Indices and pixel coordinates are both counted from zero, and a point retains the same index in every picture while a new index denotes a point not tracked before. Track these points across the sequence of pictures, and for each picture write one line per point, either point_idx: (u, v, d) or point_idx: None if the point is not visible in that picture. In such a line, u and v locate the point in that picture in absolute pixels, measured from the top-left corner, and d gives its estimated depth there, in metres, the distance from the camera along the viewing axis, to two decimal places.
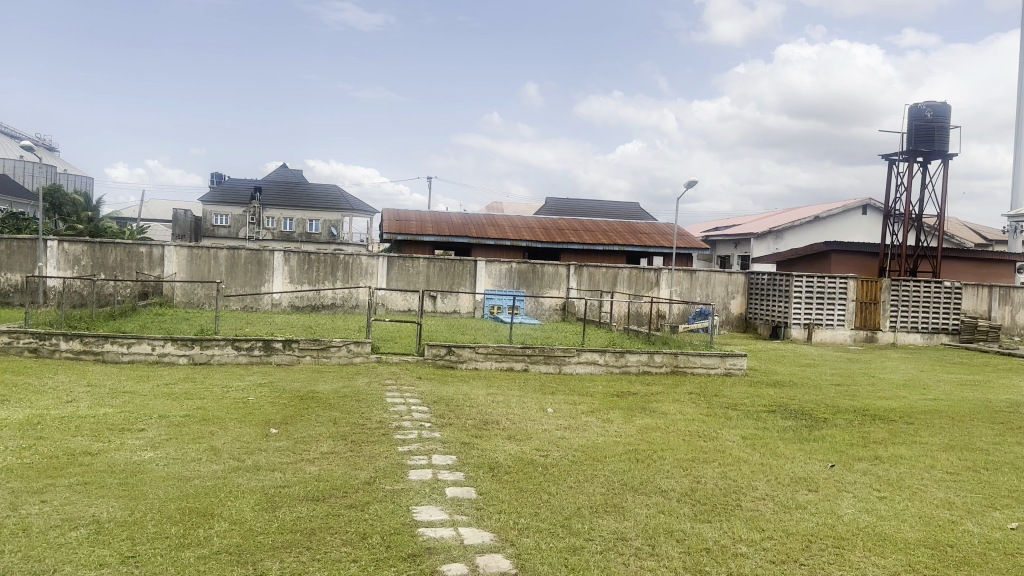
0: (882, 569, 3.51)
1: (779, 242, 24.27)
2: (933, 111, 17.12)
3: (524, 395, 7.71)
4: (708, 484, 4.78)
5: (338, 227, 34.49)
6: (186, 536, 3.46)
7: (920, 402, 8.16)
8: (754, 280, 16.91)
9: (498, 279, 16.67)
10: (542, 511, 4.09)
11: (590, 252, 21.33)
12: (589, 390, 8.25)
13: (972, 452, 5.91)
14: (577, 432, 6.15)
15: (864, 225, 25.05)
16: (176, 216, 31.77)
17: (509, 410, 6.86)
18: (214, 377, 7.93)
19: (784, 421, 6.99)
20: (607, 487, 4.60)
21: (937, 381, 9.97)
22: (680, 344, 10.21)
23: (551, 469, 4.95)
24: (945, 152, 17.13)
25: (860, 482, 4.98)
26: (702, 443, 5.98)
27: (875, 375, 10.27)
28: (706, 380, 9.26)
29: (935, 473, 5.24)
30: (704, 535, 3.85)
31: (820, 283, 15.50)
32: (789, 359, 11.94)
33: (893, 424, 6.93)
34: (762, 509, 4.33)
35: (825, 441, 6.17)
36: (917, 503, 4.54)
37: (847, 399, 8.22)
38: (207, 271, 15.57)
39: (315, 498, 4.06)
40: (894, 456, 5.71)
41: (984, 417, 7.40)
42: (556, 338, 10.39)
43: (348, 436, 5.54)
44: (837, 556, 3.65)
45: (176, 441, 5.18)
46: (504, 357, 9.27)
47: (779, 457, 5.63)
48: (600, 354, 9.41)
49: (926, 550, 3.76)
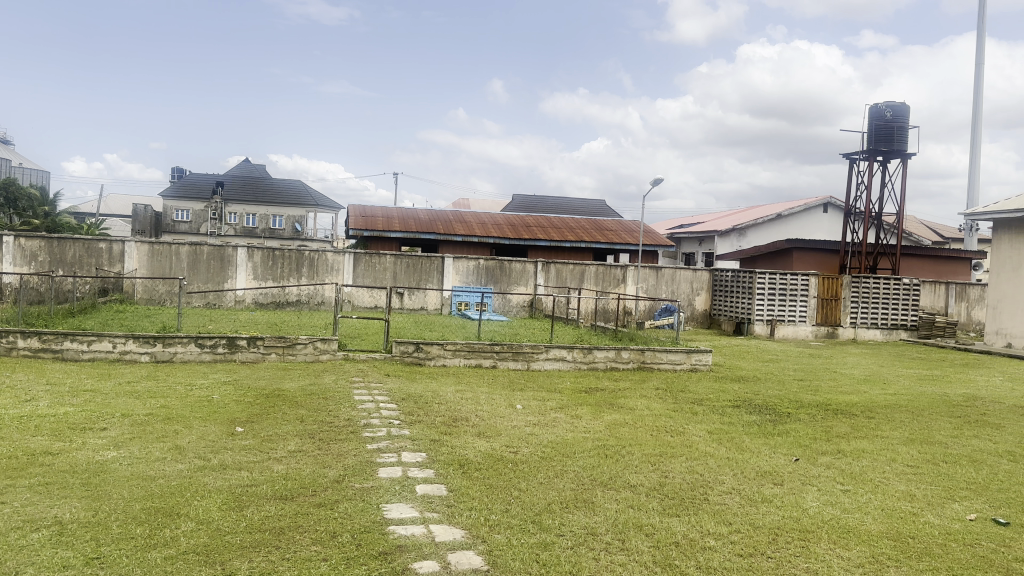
0: (847, 561, 3.58)
1: (743, 239, 24.60)
2: (892, 111, 17.48)
3: (493, 392, 7.71)
4: (677, 479, 4.83)
5: (302, 222, 34.26)
6: (152, 536, 3.39)
7: (881, 397, 8.33)
8: (719, 277, 17.12)
9: (466, 276, 16.63)
10: (513, 507, 4.09)
11: (557, 248, 21.40)
12: (557, 386, 8.28)
13: (931, 446, 6.05)
14: (546, 428, 6.16)
15: (825, 223, 25.52)
16: (136, 211, 31.14)
17: (477, 407, 6.86)
18: (178, 375, 7.80)
19: (749, 416, 7.08)
20: (576, 483, 4.61)
21: (896, 376, 10.21)
22: (646, 340, 10.30)
23: (521, 466, 4.95)
24: (904, 151, 17.48)
25: (824, 475, 5.07)
26: (669, 438, 6.04)
27: (836, 371, 10.47)
28: (672, 376, 9.35)
29: (896, 466, 5.37)
30: (673, 529, 3.89)
31: (783, 280, 15.75)
32: (752, 355, 12.13)
33: (854, 419, 7.07)
34: (729, 503, 4.39)
35: (789, 436, 6.27)
36: (879, 495, 4.64)
37: (809, 394, 8.38)
38: (169, 268, 15.29)
39: (283, 497, 4.02)
40: (857, 450, 5.83)
41: (943, 411, 7.58)
42: (524, 335, 10.40)
43: (315, 434, 5.49)
44: (803, 548, 3.71)
45: (140, 440, 5.09)
46: (472, 354, 9.26)
47: (745, 451, 5.71)
48: (568, 351, 9.45)
49: (888, 542, 3.85)
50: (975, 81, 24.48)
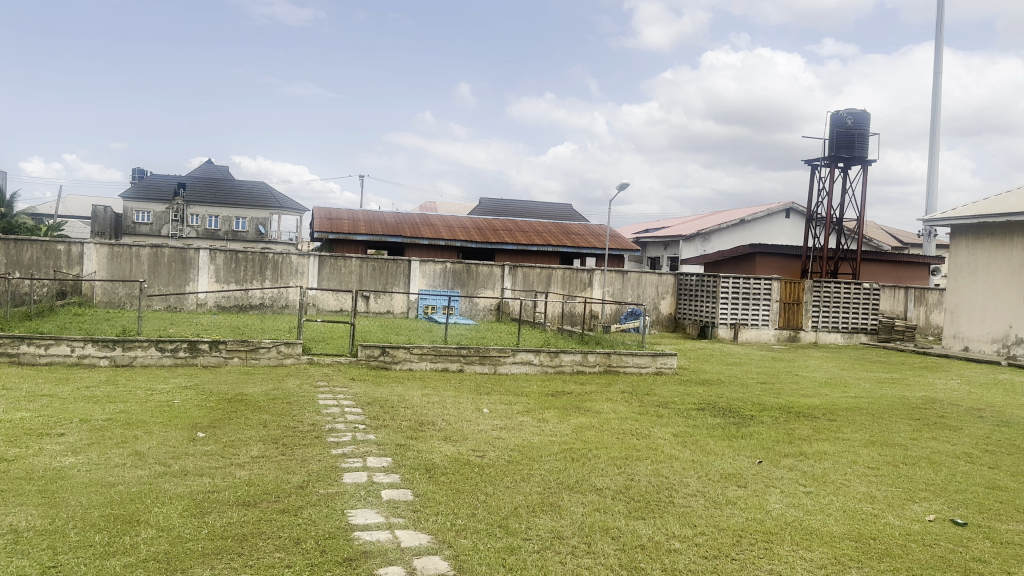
0: (809, 562, 3.63)
1: (707, 244, 24.91)
2: (853, 119, 17.87)
3: (460, 396, 7.69)
4: (642, 482, 4.85)
5: (265, 225, 33.85)
6: (111, 543, 3.31)
7: (842, 399, 8.49)
8: (684, 281, 17.29)
9: (433, 280, 16.58)
10: (479, 511, 4.08)
11: (524, 252, 21.44)
12: (523, 390, 8.28)
13: (891, 448, 6.17)
14: (512, 432, 6.16)
15: (787, 228, 25.95)
16: (96, 212, 30.47)
17: (444, 411, 6.84)
18: (138, 379, 7.64)
19: (714, 419, 7.16)
20: (543, 486, 4.61)
21: (857, 379, 10.41)
22: (612, 343, 10.36)
23: (487, 470, 4.94)
24: (865, 158, 17.86)
25: (787, 477, 5.14)
26: (635, 440, 6.08)
27: (798, 373, 10.64)
28: (638, 379, 9.40)
29: (858, 468, 5.45)
30: (638, 532, 3.91)
31: (746, 284, 15.97)
32: (716, 358, 12.26)
33: (816, 421, 7.19)
34: (694, 505, 4.42)
35: (752, 438, 6.35)
36: (841, 498, 4.71)
37: (771, 396, 8.50)
38: (129, 270, 14.98)
39: (246, 503, 3.95)
40: (819, 452, 5.92)
41: (902, 414, 7.73)
42: (491, 339, 10.39)
43: (278, 439, 5.40)
44: (766, 550, 3.75)
45: (98, 445, 4.97)
46: (439, 358, 9.22)
47: (709, 453, 5.77)
48: (535, 354, 9.46)
49: (850, 543, 3.90)
50: (933, 91, 25.13)
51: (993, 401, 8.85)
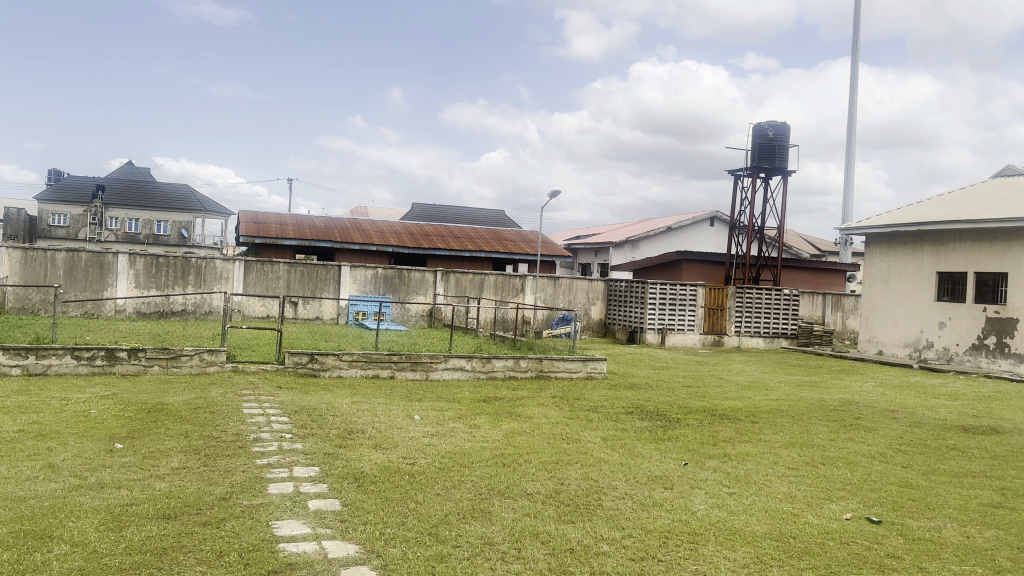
0: (734, 562, 3.72)
1: (636, 250, 25.37)
2: (774, 130, 18.50)
3: (391, 403, 7.61)
4: (573, 486, 4.90)
5: (189, 228, 32.82)
6: (20, 562, 3.14)
7: (764, 402, 8.77)
8: (614, 287, 17.57)
9: (364, 285, 16.38)
10: (409, 520, 4.04)
11: (456, 258, 21.41)
12: (455, 396, 8.25)
13: (810, 448, 6.40)
14: (443, 438, 6.13)
15: (712, 236, 26.68)
16: (5, 215, 28.97)
17: (374, 418, 6.76)
18: (52, 389, 7.28)
19: (642, 422, 7.29)
20: (473, 493, 4.61)
21: (778, 382, 10.76)
22: (544, 349, 10.43)
23: (418, 477, 4.90)
24: (784, 169, 18.51)
25: (711, 479, 5.27)
26: (565, 445, 6.13)
27: (723, 377, 10.93)
28: (569, 384, 9.49)
29: (778, 469, 5.64)
30: (567, 536, 3.95)
31: (673, 290, 16.33)
32: (645, 363, 12.49)
33: (739, 423, 7.40)
34: (622, 508, 4.49)
35: (678, 440, 6.49)
36: (762, 497, 4.86)
37: (697, 400, 8.71)
38: (43, 275, 14.30)
39: (167, 516, 3.81)
40: (741, 453, 6.09)
41: (820, 415, 8.04)
42: (423, 345, 10.32)
43: (202, 450, 5.24)
44: (691, 550, 3.84)
45: (7, 458, 4.71)
46: (370, 364, 9.10)
47: (637, 456, 5.86)
48: (467, 360, 9.44)
49: (772, 542, 4.03)
50: (848, 105, 26.29)
51: (903, 403, 9.29)
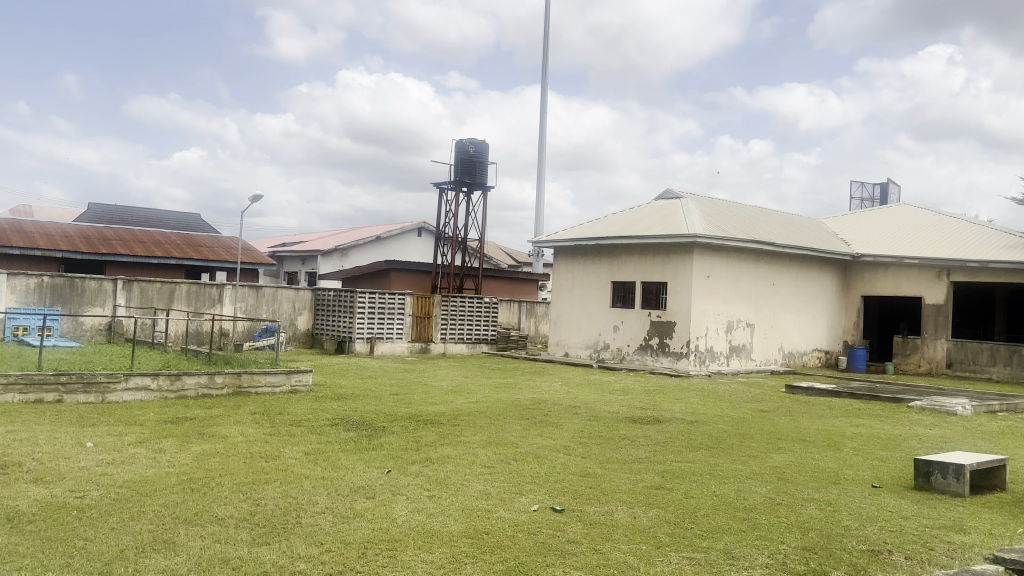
0: (430, 564, 3.84)
1: (344, 259, 25.18)
2: (474, 148, 19.49)
3: (57, 431, 6.65)
4: (270, 505, 4.69)
5: None
6: None
7: (464, 405, 9.19)
8: (320, 296, 17.23)
9: (26, 296, 14.16)
10: (73, 562, 3.56)
11: (143, 265, 19.46)
12: (139, 419, 7.47)
13: (505, 447, 6.84)
14: (122, 466, 5.51)
15: (418, 246, 27.45)
16: None
17: (34, 449, 5.86)
18: None
19: (346, 433, 7.22)
20: (156, 523, 4.21)
21: (478, 385, 11.36)
22: (244, 362, 9.88)
23: (88, 512, 4.34)
24: (484, 185, 19.60)
25: (412, 484, 5.39)
26: (264, 463, 5.86)
27: (426, 384, 11.25)
28: (270, 399, 9.09)
29: (476, 468, 5.94)
30: (262, 559, 3.77)
31: (381, 299, 16.43)
32: (351, 372, 12.41)
33: (440, 427, 7.67)
34: (321, 522, 4.41)
35: (382, 449, 6.54)
36: (459, 497, 5.08)
37: (401, 407, 8.87)
38: None
39: None
40: (442, 457, 6.31)
41: (514, 415, 8.64)
42: (100, 363, 9.20)
43: None
44: (390, 558, 3.89)
45: None
46: (30, 388, 7.88)
47: (339, 468, 5.80)
48: (153, 379, 8.63)
49: (466, 540, 4.23)
50: (539, 127, 28.72)
51: (584, 399, 10.34)
